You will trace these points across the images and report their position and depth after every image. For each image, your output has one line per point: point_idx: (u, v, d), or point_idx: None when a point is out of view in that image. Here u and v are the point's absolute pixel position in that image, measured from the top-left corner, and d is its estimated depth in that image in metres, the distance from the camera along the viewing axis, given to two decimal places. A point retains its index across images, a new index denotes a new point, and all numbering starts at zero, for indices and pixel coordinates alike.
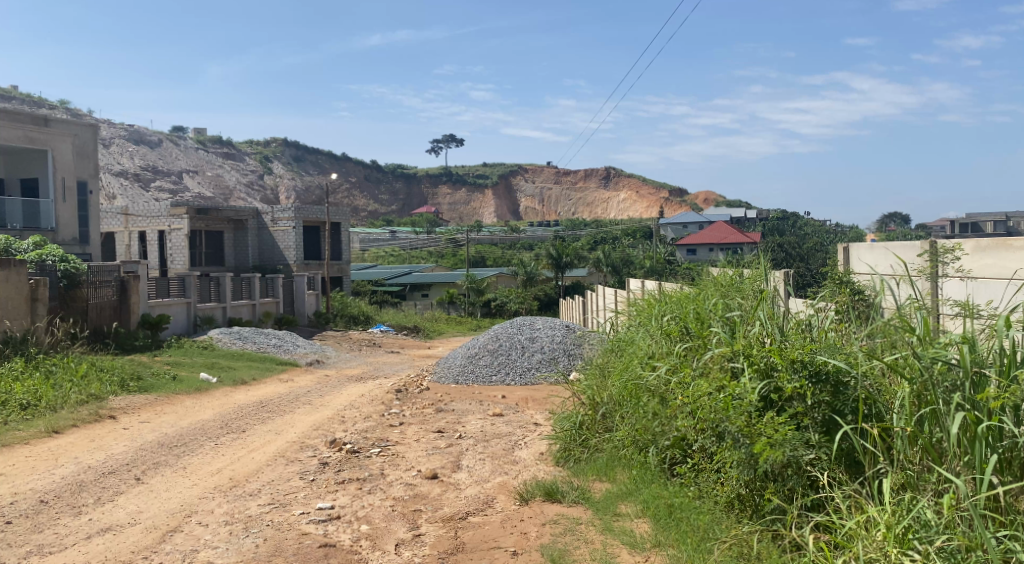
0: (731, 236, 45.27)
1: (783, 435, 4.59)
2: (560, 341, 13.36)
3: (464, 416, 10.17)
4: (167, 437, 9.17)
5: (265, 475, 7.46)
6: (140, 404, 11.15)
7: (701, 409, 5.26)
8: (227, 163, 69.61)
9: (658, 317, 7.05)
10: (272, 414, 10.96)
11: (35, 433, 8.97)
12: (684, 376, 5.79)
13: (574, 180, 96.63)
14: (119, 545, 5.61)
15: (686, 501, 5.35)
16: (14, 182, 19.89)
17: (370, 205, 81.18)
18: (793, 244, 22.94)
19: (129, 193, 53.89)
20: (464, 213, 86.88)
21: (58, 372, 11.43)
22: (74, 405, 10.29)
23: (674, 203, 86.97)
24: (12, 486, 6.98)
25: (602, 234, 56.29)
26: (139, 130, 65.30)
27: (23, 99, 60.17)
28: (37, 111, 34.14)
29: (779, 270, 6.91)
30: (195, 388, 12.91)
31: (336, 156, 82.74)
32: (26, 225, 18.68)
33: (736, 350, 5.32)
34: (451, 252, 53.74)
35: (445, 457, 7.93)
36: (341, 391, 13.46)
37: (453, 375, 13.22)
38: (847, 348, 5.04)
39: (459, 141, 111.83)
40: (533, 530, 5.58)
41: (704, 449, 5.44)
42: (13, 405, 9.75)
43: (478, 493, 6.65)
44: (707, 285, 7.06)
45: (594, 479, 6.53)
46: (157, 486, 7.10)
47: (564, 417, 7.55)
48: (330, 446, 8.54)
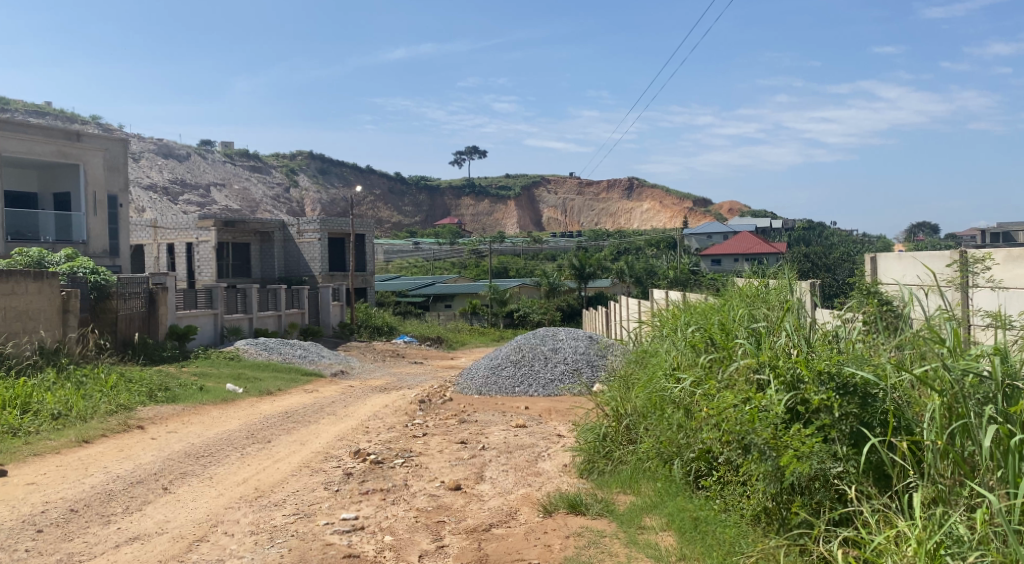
0: (756, 247, 44.77)
1: (810, 447, 4.54)
2: (583, 352, 13.36)
3: (487, 427, 10.17)
4: (194, 447, 9.28)
5: (291, 486, 7.53)
6: (168, 414, 11.28)
7: (726, 421, 5.21)
8: (253, 176, 70.35)
9: (683, 328, 6.98)
10: (297, 424, 11.06)
11: (66, 442, 9.11)
12: (709, 389, 5.75)
13: (597, 190, 96.33)
14: (147, 554, 5.67)
15: (711, 514, 5.29)
16: (48, 197, 20.27)
17: (394, 217, 81.83)
18: (818, 254, 22.70)
19: (158, 206, 54.78)
20: (487, 224, 87.30)
21: (89, 383, 11.60)
22: (104, 414, 10.48)
23: (698, 214, 86.55)
24: (44, 494, 7.10)
25: (626, 244, 56.19)
26: (169, 144, 66.33)
27: (58, 115, 61.71)
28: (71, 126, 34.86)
29: (805, 281, 6.82)
30: (221, 398, 13.06)
31: (362, 170, 83.42)
32: (57, 237, 19.09)
33: (762, 362, 5.29)
34: (474, 263, 53.87)
35: (468, 469, 7.93)
36: (365, 402, 13.55)
37: (477, 386, 13.23)
38: (876, 359, 4.95)
39: (483, 153, 112.83)
40: (557, 543, 5.56)
41: (730, 462, 5.37)
42: (44, 414, 9.89)
43: (501, 505, 6.64)
44: (732, 296, 6.97)
45: (618, 491, 6.50)
46: (184, 496, 7.17)
47: (587, 428, 7.52)
48: (355, 457, 8.60)
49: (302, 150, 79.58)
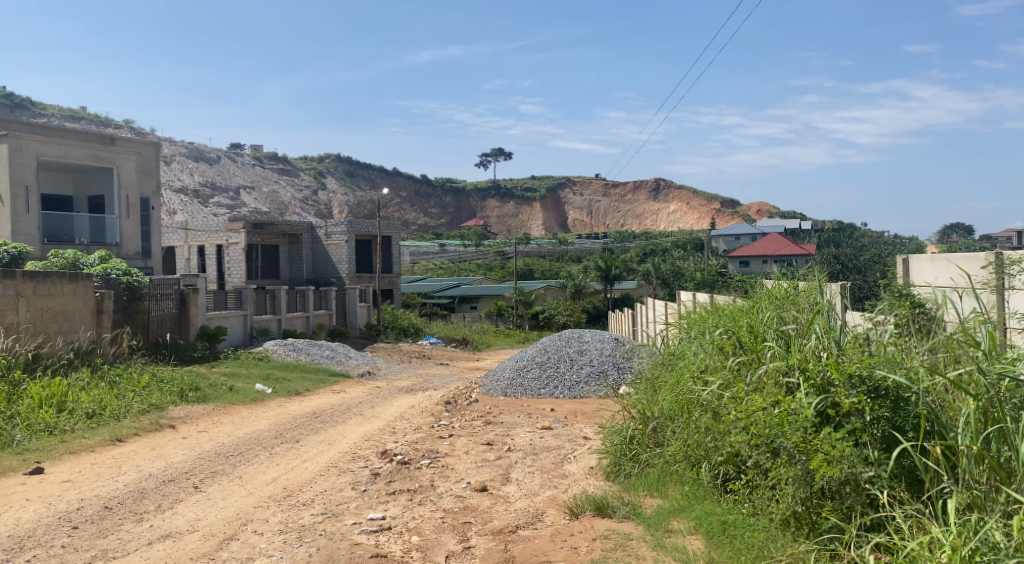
0: (784, 248, 44.14)
1: (841, 451, 4.50)
2: (609, 354, 13.33)
3: (513, 429, 10.18)
4: (224, 447, 9.37)
5: (319, 485, 7.59)
6: (198, 414, 11.44)
7: (755, 424, 5.16)
8: (282, 179, 71.15)
9: (711, 330, 6.92)
10: (325, 424, 11.16)
11: (101, 440, 9.26)
12: (737, 392, 5.69)
13: (624, 191, 95.79)
14: (179, 552, 5.74)
15: (740, 518, 5.26)
16: (83, 200, 20.64)
17: (420, 219, 82.30)
18: (848, 256, 22.29)
19: (189, 209, 55.69)
20: (513, 226, 87.45)
21: (122, 383, 11.79)
22: (136, 413, 10.65)
23: (725, 215, 85.79)
24: (79, 492, 7.23)
25: (653, 246, 55.96)
26: (199, 147, 67.34)
27: (92, 119, 63.05)
28: (107, 129, 35.39)
29: (836, 283, 6.70)
30: (250, 398, 13.22)
31: (388, 173, 83.97)
32: (92, 240, 19.46)
33: (792, 365, 5.24)
34: (500, 265, 53.93)
35: (494, 470, 7.95)
36: (392, 403, 13.64)
37: (502, 388, 13.24)
38: (908, 362, 4.88)
39: (508, 155, 113.25)
40: (583, 545, 5.54)
41: (759, 465, 5.29)
42: (79, 413, 10.05)
43: (527, 507, 6.64)
44: (760, 298, 6.90)
45: (645, 494, 6.46)
46: (214, 495, 7.26)
47: (613, 430, 7.50)
48: (381, 457, 8.64)
49: (330, 153, 80.25)
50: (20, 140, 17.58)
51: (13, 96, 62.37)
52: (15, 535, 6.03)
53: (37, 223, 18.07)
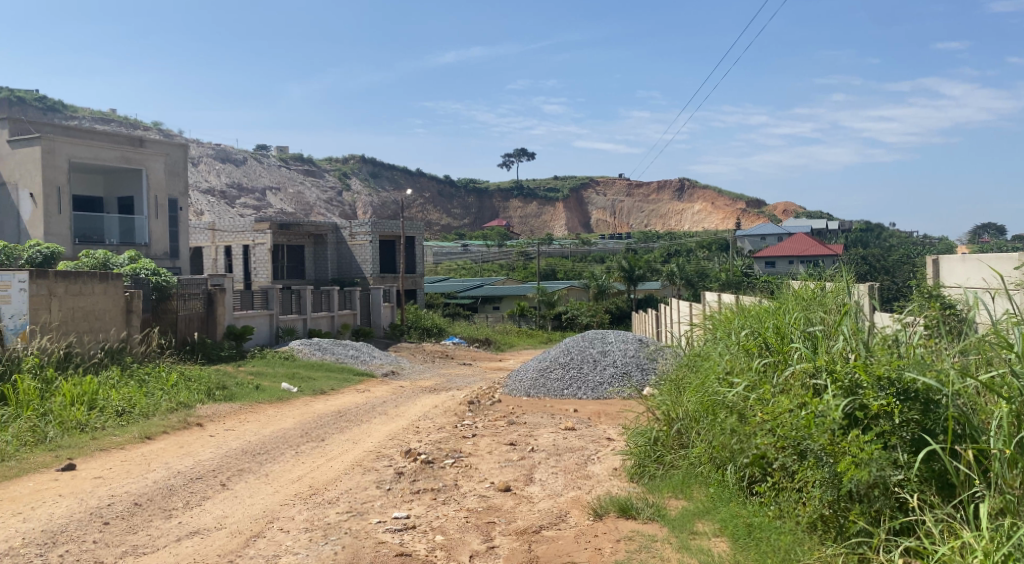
0: (810, 248, 43.61)
1: (869, 454, 4.44)
2: (632, 354, 13.30)
3: (536, 430, 10.17)
4: (250, 445, 9.47)
5: (344, 484, 7.64)
6: (225, 412, 11.57)
7: (782, 426, 5.12)
8: (307, 180, 71.82)
9: (737, 332, 6.87)
10: (350, 423, 11.25)
11: (130, 438, 9.41)
12: (763, 393, 5.65)
13: (648, 191, 95.25)
14: (206, 548, 5.81)
15: (766, 521, 5.21)
16: (113, 201, 20.95)
17: (443, 219, 82.56)
18: (877, 257, 21.96)
19: (216, 210, 56.44)
20: (535, 226, 87.47)
21: (151, 381, 11.94)
22: (165, 412, 10.79)
23: (751, 215, 85.04)
24: (109, 488, 7.35)
25: (677, 246, 55.68)
26: (226, 148, 68.19)
27: (122, 121, 64.15)
28: (136, 133, 35.95)
29: (864, 284, 6.62)
30: (277, 397, 13.34)
31: (412, 173, 84.40)
32: (121, 240, 19.75)
33: (819, 366, 5.19)
34: (522, 265, 53.97)
35: (518, 470, 7.97)
36: (416, 402, 13.71)
37: (525, 388, 13.24)
38: (939, 364, 4.80)
39: (531, 155, 113.47)
40: (607, 546, 5.53)
41: (785, 468, 5.24)
42: (109, 411, 10.21)
43: (551, 508, 6.64)
44: (787, 299, 6.83)
45: (669, 496, 6.43)
46: (241, 493, 7.33)
47: (637, 432, 7.47)
48: (406, 456, 8.67)
49: (354, 154, 80.81)
50: (52, 142, 17.87)
51: (46, 98, 63.60)
52: (48, 530, 6.14)
53: (69, 224, 18.37)
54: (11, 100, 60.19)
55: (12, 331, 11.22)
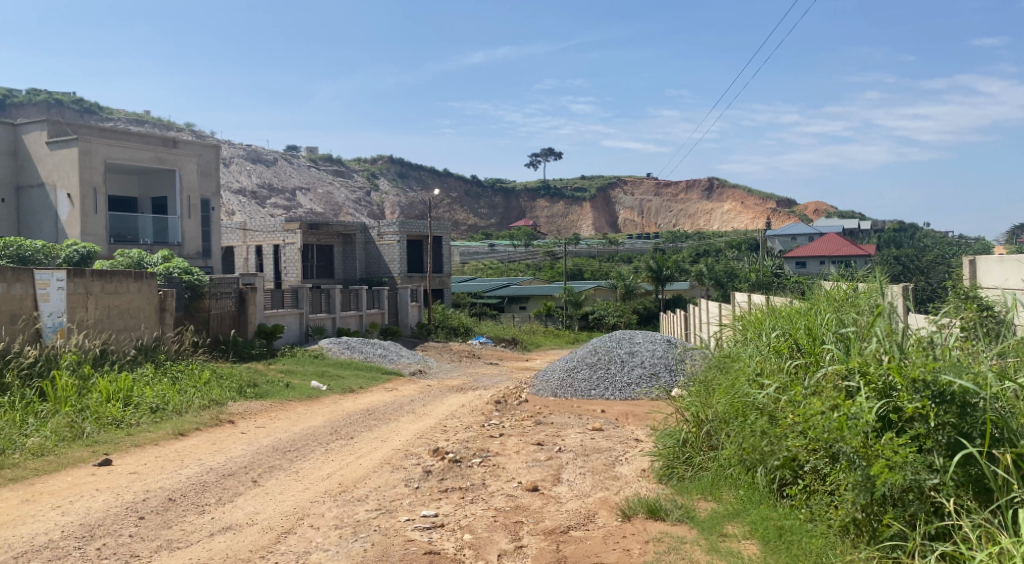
0: (843, 248, 43.04)
1: (904, 457, 4.38)
2: (661, 355, 13.23)
3: (564, 430, 10.17)
4: (281, 442, 9.59)
5: (373, 482, 7.70)
6: (257, 410, 11.73)
7: (814, 428, 5.08)
8: (336, 181, 72.50)
9: (767, 333, 6.80)
10: (378, 422, 11.33)
11: (164, 434, 9.57)
12: (794, 395, 5.60)
13: (676, 191, 94.62)
14: (238, 544, 5.88)
15: (797, 523, 5.16)
16: (147, 201, 21.30)
17: (470, 219, 82.82)
18: (911, 257, 21.62)
19: (247, 210, 57.21)
20: (562, 226, 87.38)
21: (183, 379, 12.13)
22: (197, 409, 10.96)
23: (781, 215, 84.07)
24: (144, 484, 7.48)
25: (705, 247, 55.30)
26: (257, 150, 69.13)
27: (157, 123, 65.34)
28: (170, 135, 36.46)
29: (897, 285, 6.51)
30: (306, 395, 13.48)
31: (439, 173, 84.85)
32: (155, 240, 20.08)
33: (852, 368, 5.12)
34: (549, 265, 53.98)
35: (546, 470, 7.97)
36: (443, 401, 13.76)
37: (552, 388, 13.23)
38: (975, 367, 4.71)
39: (558, 155, 113.50)
40: (636, 547, 5.51)
41: (818, 470, 5.20)
42: (144, 407, 10.39)
43: (579, 508, 6.63)
44: (819, 299, 6.74)
45: (698, 498, 6.40)
46: (272, 490, 7.41)
47: (665, 433, 7.43)
48: (434, 455, 8.71)
49: (383, 154, 81.38)
50: (89, 144, 18.22)
51: (83, 101, 65.03)
52: (85, 523, 6.26)
53: (105, 224, 18.72)
54: (50, 103, 61.67)
55: (51, 328, 11.25)
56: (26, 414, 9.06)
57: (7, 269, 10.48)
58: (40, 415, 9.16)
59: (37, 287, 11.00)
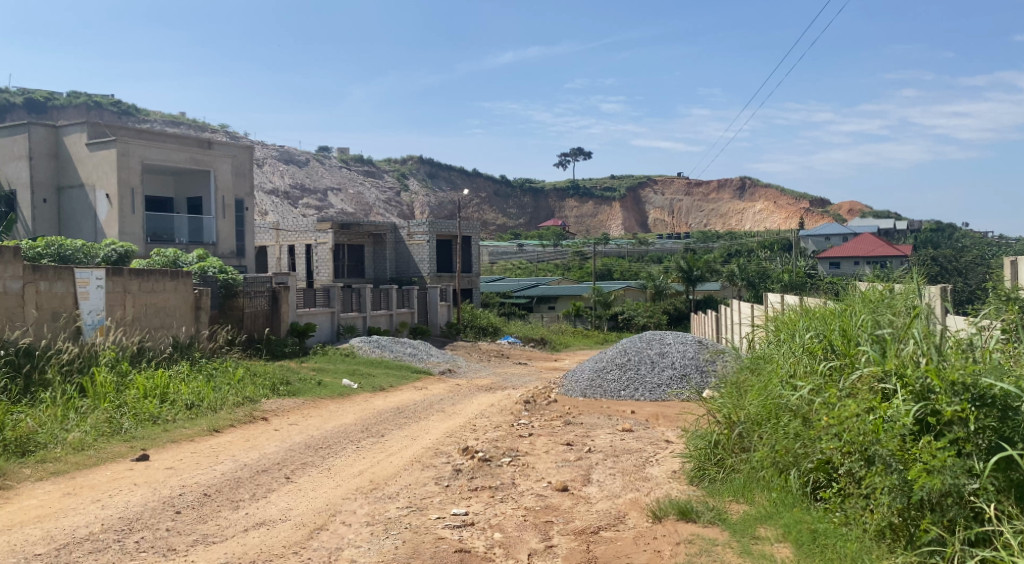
0: (878, 248, 42.33)
1: (942, 461, 4.32)
2: (691, 356, 13.12)
3: (593, 430, 10.14)
4: (313, 439, 9.70)
5: (403, 479, 7.75)
6: (289, 407, 11.87)
7: (848, 431, 5.02)
8: (367, 181, 73.06)
9: (801, 334, 6.72)
10: (408, 420, 11.39)
11: (200, 430, 9.73)
12: (829, 397, 5.53)
13: (707, 191, 93.75)
14: (272, 540, 5.96)
15: (831, 527, 5.10)
16: (183, 202, 21.65)
17: (499, 219, 82.98)
18: (949, 257, 21.21)
19: (279, 211, 57.94)
20: (592, 225, 87.15)
21: (218, 376, 12.32)
22: (231, 406, 11.13)
23: (815, 215, 82.92)
24: (180, 479, 7.62)
25: (737, 247, 54.76)
26: (289, 150, 69.94)
27: (191, 124, 66.45)
28: (207, 136, 36.99)
29: (935, 286, 6.37)
30: (338, 393, 13.61)
31: (469, 174, 85.12)
32: (191, 239, 20.42)
33: (888, 370, 5.05)
34: (578, 265, 53.88)
35: (575, 470, 7.96)
36: (473, 400, 13.79)
37: (581, 389, 13.20)
38: (1015, 371, 4.61)
39: (587, 155, 113.28)
40: (667, 549, 5.48)
41: (852, 473, 5.13)
42: (180, 404, 10.57)
43: (609, 509, 6.62)
44: (853, 301, 6.63)
45: (730, 501, 6.34)
46: (304, 486, 7.50)
47: (698, 434, 7.36)
48: (464, 454, 8.73)
49: (413, 155, 81.85)
50: (127, 145, 18.57)
51: (121, 103, 66.35)
52: (124, 517, 6.39)
53: (142, 223, 19.07)
54: (89, 105, 63.07)
55: (91, 326, 11.50)
56: (67, 409, 9.24)
57: (49, 268, 10.71)
58: (80, 410, 9.33)
59: (77, 286, 11.24)
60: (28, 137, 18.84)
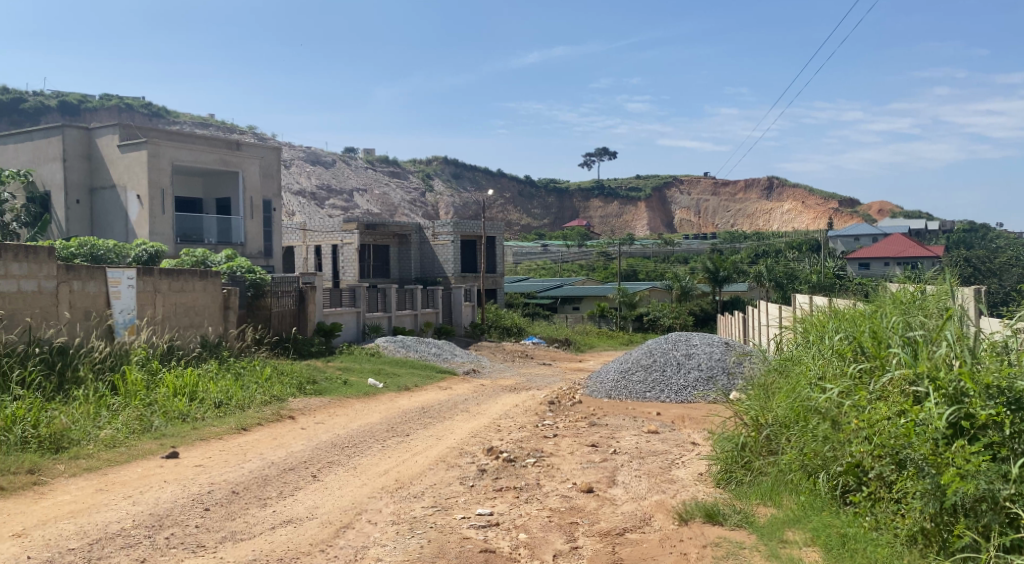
0: (909, 249, 41.72)
1: (976, 466, 4.24)
2: (718, 358, 13.01)
3: (618, 432, 10.10)
4: (339, 438, 9.76)
5: (428, 479, 7.77)
6: (316, 406, 11.97)
7: (879, 434, 4.97)
8: (392, 181, 73.48)
9: (830, 336, 6.63)
10: (433, 420, 11.43)
11: (228, 428, 9.84)
12: (859, 399, 5.46)
13: (734, 191, 92.97)
14: (300, 537, 6.00)
15: (862, 531, 5.02)
16: (211, 202, 21.90)
17: (523, 219, 83.03)
18: (982, 257, 20.85)
19: (306, 211, 58.49)
20: (616, 226, 86.83)
21: (246, 374, 12.45)
22: (259, 405, 11.24)
23: (844, 215, 81.89)
24: (209, 476, 7.71)
25: (764, 247, 54.28)
26: (315, 152, 70.56)
27: (220, 126, 67.32)
28: (237, 138, 37.43)
29: (969, 287, 6.26)
30: (363, 392, 13.69)
31: (493, 174, 85.27)
32: (219, 239, 20.67)
33: (920, 373, 4.95)
34: (603, 266, 53.76)
35: (600, 471, 7.94)
36: (497, 401, 13.80)
37: (606, 390, 13.15)
38: None
39: (612, 154, 113.01)
40: (694, 551, 5.44)
41: (883, 478, 5.07)
42: (209, 402, 10.69)
43: (634, 511, 6.58)
44: (884, 302, 6.53)
45: (758, 504, 6.26)
46: (331, 485, 7.55)
47: (724, 437, 7.28)
48: (488, 454, 8.74)
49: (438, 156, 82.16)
50: (158, 146, 18.85)
51: (152, 105, 67.38)
52: (155, 513, 6.47)
53: (172, 224, 19.33)
54: (121, 108, 64.15)
55: (122, 324, 11.70)
56: (99, 406, 9.36)
57: (81, 268, 10.91)
58: (111, 408, 9.47)
59: (109, 285, 11.43)
60: (62, 139, 19.17)
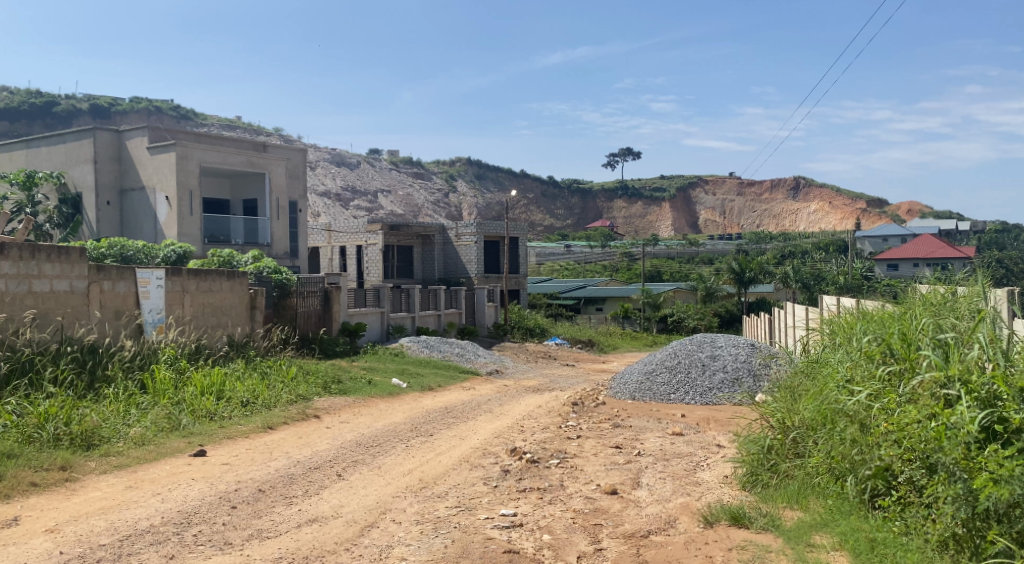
0: (938, 250, 41.16)
1: (1010, 470, 4.16)
2: (743, 360, 12.91)
3: (642, 433, 10.06)
4: (363, 438, 9.81)
5: (452, 479, 7.79)
6: (341, 405, 12.06)
7: (910, 438, 4.91)
8: (416, 182, 73.84)
9: (858, 338, 6.55)
10: (456, 420, 11.45)
11: (254, 427, 9.93)
12: (888, 403, 5.39)
13: (760, 191, 92.25)
14: (325, 536, 6.05)
15: (890, 537, 4.96)
16: (238, 204, 22.11)
17: (546, 220, 83.03)
18: (1013, 260, 20.52)
19: (331, 212, 58.99)
20: (640, 226, 86.50)
21: (272, 373, 12.55)
22: (284, 404, 11.34)
23: (872, 215, 80.92)
24: (235, 474, 7.79)
25: (790, 248, 53.83)
26: (340, 153, 71.13)
27: (247, 128, 68.15)
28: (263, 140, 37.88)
29: (1002, 289, 6.15)
30: (387, 392, 13.76)
31: (517, 175, 85.39)
32: (246, 240, 20.87)
33: (951, 376, 4.88)
34: (627, 266, 53.61)
35: (624, 473, 7.90)
36: (520, 401, 13.80)
37: (630, 391, 13.10)
38: None
39: (636, 154, 112.67)
40: (719, 554, 5.40)
41: (914, 482, 5.00)
42: (235, 401, 10.79)
43: (658, 513, 6.54)
44: (913, 303, 6.45)
45: (785, 507, 6.19)
46: (356, 484, 7.59)
47: (750, 439, 7.21)
48: (512, 455, 8.74)
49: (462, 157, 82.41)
50: (186, 148, 19.07)
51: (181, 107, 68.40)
52: (183, 511, 6.55)
53: (200, 225, 19.55)
54: (150, 112, 65.19)
55: (151, 324, 11.90)
56: (129, 404, 9.48)
57: (112, 268, 11.09)
58: (141, 406, 9.60)
59: (138, 285, 11.61)
60: (93, 141, 19.49)
